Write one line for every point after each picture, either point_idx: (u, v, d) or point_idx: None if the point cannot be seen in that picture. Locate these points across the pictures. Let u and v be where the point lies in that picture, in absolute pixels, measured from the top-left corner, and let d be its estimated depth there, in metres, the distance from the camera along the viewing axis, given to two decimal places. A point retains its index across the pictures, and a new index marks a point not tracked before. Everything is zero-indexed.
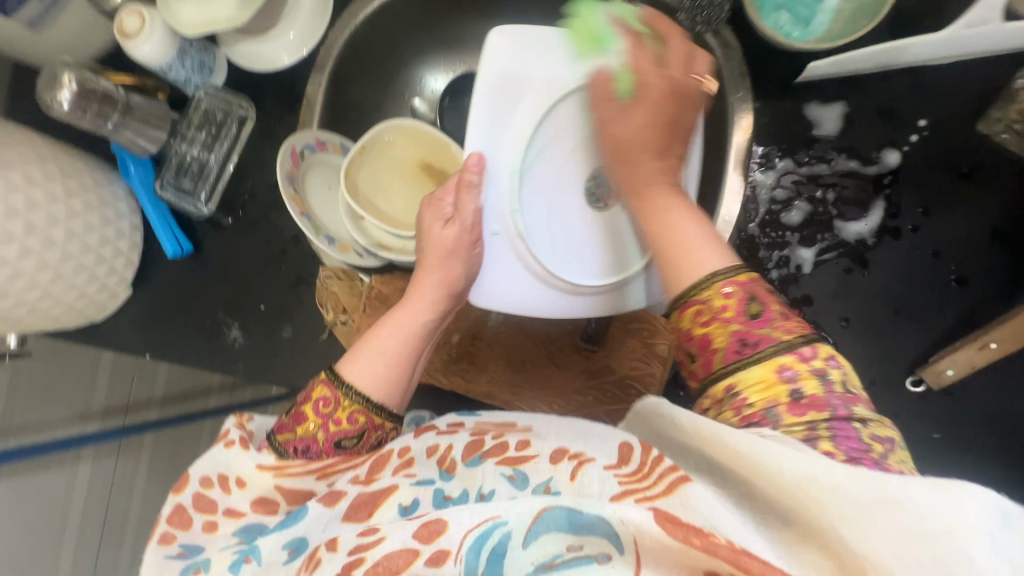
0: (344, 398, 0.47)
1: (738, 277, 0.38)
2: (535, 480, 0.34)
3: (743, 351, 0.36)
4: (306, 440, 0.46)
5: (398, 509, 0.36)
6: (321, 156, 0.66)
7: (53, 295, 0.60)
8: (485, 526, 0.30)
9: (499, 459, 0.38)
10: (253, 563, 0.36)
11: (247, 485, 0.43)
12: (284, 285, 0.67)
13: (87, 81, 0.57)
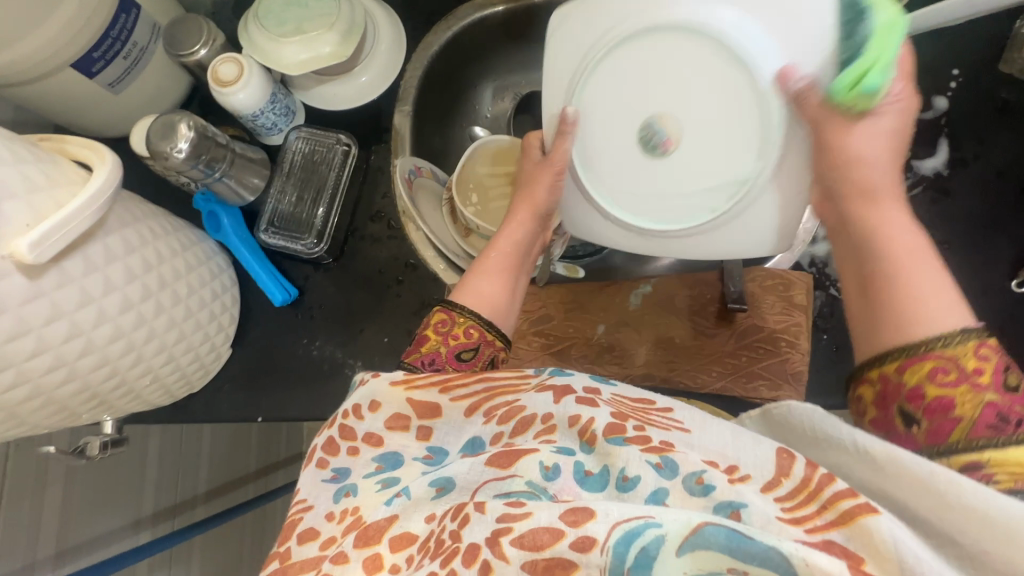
0: (458, 315, 0.49)
1: (989, 340, 0.34)
2: (688, 471, 0.32)
3: (998, 425, 0.32)
4: (431, 355, 0.48)
5: (540, 466, 0.35)
6: (422, 181, 0.67)
7: (174, 358, 0.55)
8: (635, 523, 0.29)
9: (644, 445, 0.34)
10: (402, 498, 0.37)
11: (379, 408, 0.41)
12: (405, 313, 0.65)
13: (204, 130, 0.55)
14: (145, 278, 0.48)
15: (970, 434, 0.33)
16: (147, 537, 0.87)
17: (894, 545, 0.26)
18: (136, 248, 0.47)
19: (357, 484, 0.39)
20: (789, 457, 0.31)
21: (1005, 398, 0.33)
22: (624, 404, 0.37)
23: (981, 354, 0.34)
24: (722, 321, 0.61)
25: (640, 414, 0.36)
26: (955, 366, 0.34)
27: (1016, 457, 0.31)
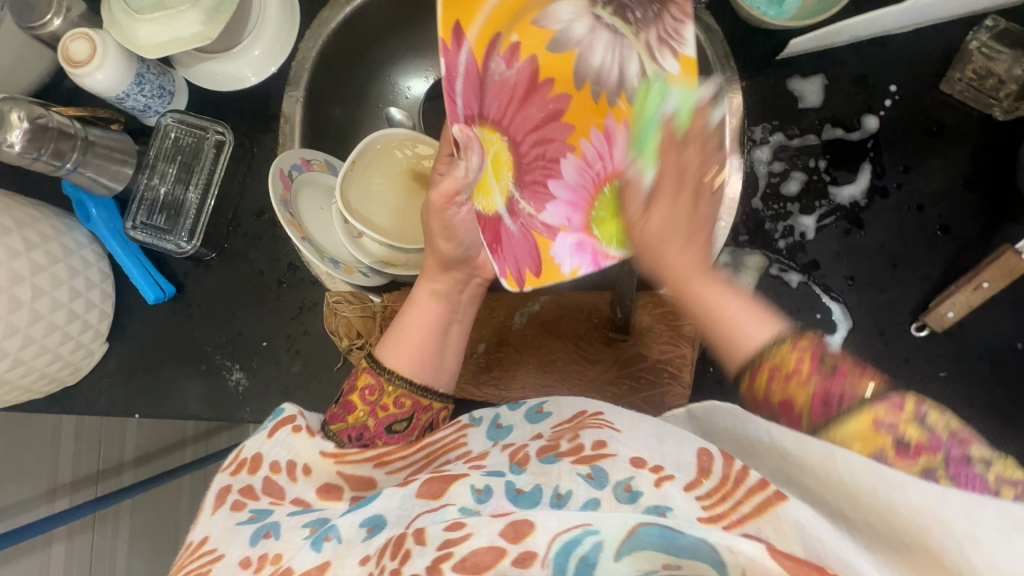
0: (386, 383, 0.52)
1: (801, 340, 0.35)
2: (616, 479, 0.35)
3: (829, 404, 0.33)
4: (358, 428, 0.51)
5: (471, 492, 0.37)
6: (309, 176, 0.63)
7: (24, 362, 0.54)
8: (576, 531, 0.31)
9: (575, 458, 0.37)
10: (332, 543, 0.38)
11: (312, 472, 0.46)
12: (285, 318, 0.63)
13: (40, 117, 0.51)
14: None
15: (813, 420, 0.34)
16: (65, 504, 0.89)
17: (800, 528, 0.29)
18: None
19: (278, 524, 0.41)
20: (709, 458, 0.34)
21: (827, 372, 0.34)
22: (562, 421, 0.43)
23: (799, 352, 0.35)
24: (608, 347, 0.59)
25: (576, 424, 0.41)
26: (783, 368, 0.35)
27: (850, 428, 0.33)
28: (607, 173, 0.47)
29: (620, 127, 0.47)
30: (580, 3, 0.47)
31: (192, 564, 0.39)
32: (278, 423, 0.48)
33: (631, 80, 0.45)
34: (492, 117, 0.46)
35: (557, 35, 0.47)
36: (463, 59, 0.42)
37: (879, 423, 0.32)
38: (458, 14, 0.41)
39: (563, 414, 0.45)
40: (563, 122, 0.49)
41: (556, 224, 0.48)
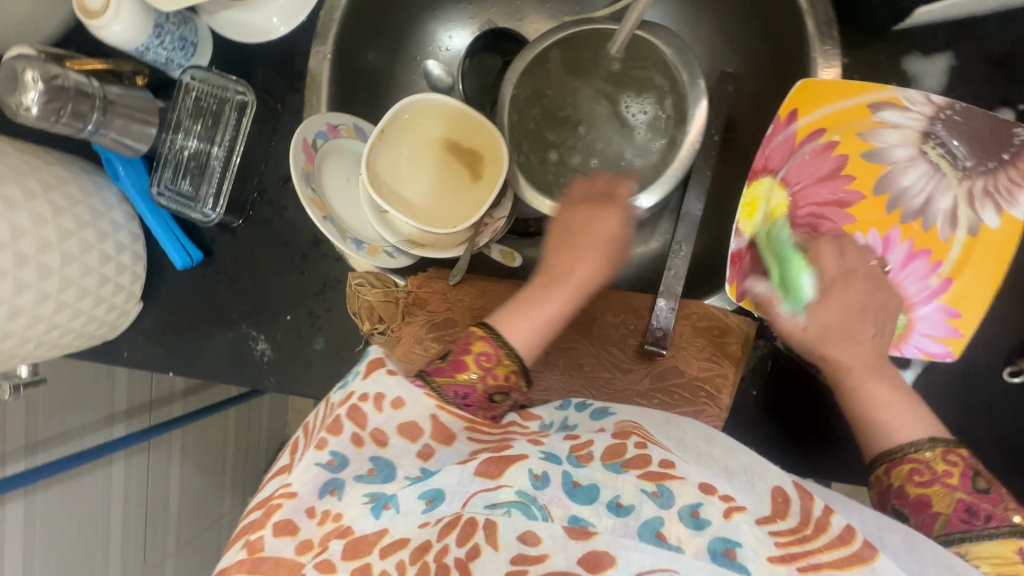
0: (504, 355, 0.46)
1: (944, 450, 0.40)
2: (682, 503, 0.32)
3: (970, 522, 0.37)
4: (466, 387, 0.44)
5: (529, 476, 0.33)
6: (337, 144, 0.59)
7: (59, 324, 0.55)
8: (657, 574, 0.29)
9: (641, 472, 0.34)
10: (392, 511, 0.33)
11: (403, 407, 0.38)
12: (309, 293, 0.61)
13: (55, 76, 0.48)
14: None
15: (947, 530, 0.38)
16: (122, 429, 0.97)
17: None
18: None
19: (345, 484, 0.33)
20: (784, 501, 0.33)
21: (971, 488, 0.39)
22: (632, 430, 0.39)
23: (949, 467, 0.39)
24: (640, 357, 0.54)
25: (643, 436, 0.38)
26: (931, 471, 0.39)
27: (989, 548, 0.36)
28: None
29: (903, 241, 0.49)
30: (913, 130, 0.48)
31: (272, 494, 0.33)
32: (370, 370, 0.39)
33: (939, 214, 0.48)
34: (783, 171, 0.50)
35: (878, 152, 0.49)
36: (783, 135, 0.50)
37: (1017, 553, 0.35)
38: (800, 102, 0.49)
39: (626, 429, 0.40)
40: (847, 211, 0.50)
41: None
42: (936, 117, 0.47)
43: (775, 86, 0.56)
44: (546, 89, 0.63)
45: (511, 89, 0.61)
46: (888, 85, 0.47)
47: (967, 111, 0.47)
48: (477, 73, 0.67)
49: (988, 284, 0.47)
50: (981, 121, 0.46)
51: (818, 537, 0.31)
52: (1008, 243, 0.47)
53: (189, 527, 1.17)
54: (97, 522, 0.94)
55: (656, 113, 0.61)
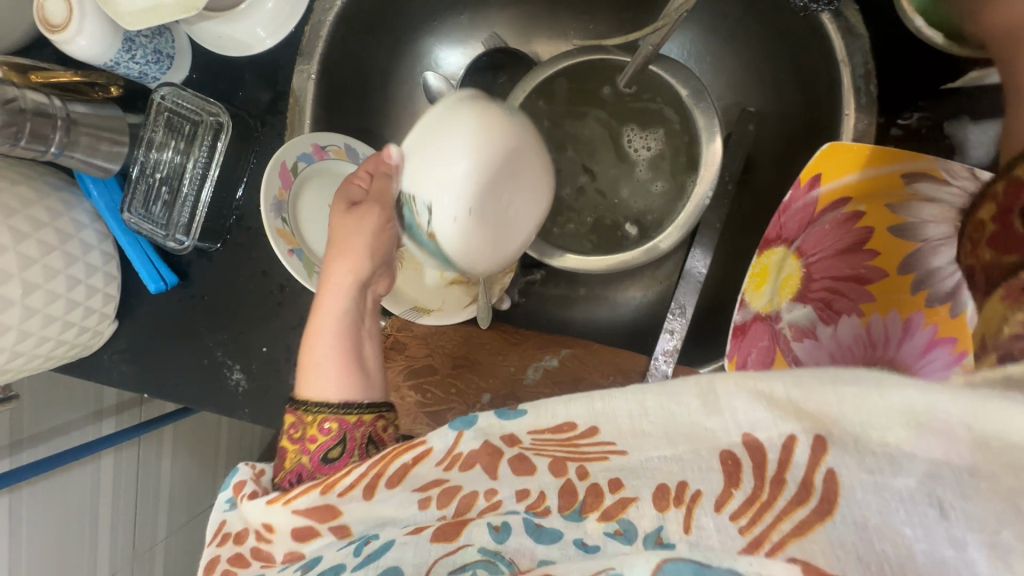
0: (308, 415, 0.43)
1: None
2: (646, 531, 0.25)
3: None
4: (295, 472, 0.41)
5: (489, 529, 0.30)
6: (321, 166, 0.56)
7: (24, 353, 0.52)
8: None
9: (598, 513, 0.27)
10: None
11: (275, 531, 0.35)
12: (286, 326, 0.58)
13: (10, 99, 0.44)
14: None
15: None
16: (112, 425, 0.96)
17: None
18: None
19: None
20: (733, 463, 0.24)
21: None
22: (548, 447, 0.29)
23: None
24: None
25: (568, 450, 0.28)
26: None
27: None
28: (885, 356, 0.45)
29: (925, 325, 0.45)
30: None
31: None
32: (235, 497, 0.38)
33: None
34: (799, 241, 0.45)
35: (906, 227, 0.44)
36: (802, 202, 0.44)
37: None
38: (825, 168, 0.42)
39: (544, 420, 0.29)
40: (865, 287, 0.45)
41: (806, 363, 0.46)
42: None
43: (800, 134, 0.51)
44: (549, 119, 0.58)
45: None
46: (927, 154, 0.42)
47: None
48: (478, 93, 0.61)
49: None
50: None
51: (795, 503, 0.22)
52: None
53: (181, 516, 1.18)
54: (85, 515, 0.95)
55: (661, 150, 0.57)
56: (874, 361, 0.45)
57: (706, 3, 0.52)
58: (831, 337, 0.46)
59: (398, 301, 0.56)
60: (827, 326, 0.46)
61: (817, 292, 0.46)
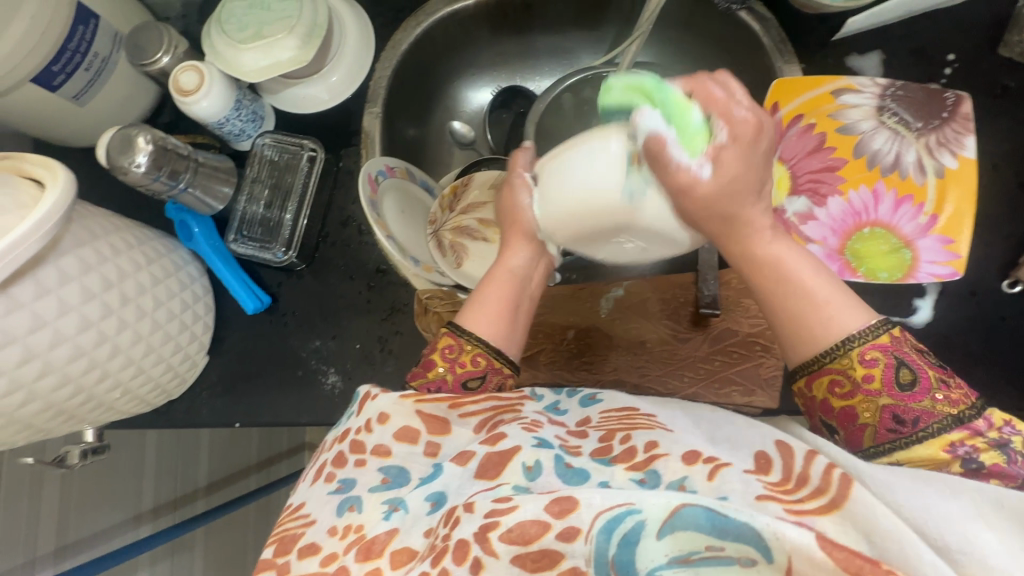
0: (465, 343, 0.51)
1: (884, 338, 0.42)
2: (669, 479, 0.36)
3: (896, 429, 0.41)
4: (436, 382, 0.50)
5: (522, 469, 0.38)
6: (393, 181, 0.67)
7: (144, 369, 0.55)
8: (619, 510, 0.32)
9: (628, 464, 0.38)
10: (400, 512, 0.39)
11: (388, 420, 0.43)
12: (377, 319, 0.65)
13: (160, 140, 0.55)
14: (104, 296, 0.49)
15: (876, 434, 0.41)
16: (148, 530, 0.91)
17: (869, 513, 0.31)
18: (93, 266, 0.48)
19: (361, 498, 0.40)
20: (768, 460, 0.36)
21: (901, 396, 0.41)
22: (612, 419, 0.43)
23: (879, 348, 0.41)
24: (695, 325, 0.60)
25: (628, 421, 0.42)
26: (853, 375, 0.42)
27: (923, 450, 0.40)
28: (870, 219, 0.59)
29: (888, 191, 0.60)
30: (870, 107, 0.60)
31: (289, 524, 0.41)
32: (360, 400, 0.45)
33: (905, 166, 0.59)
34: (779, 151, 0.61)
35: (847, 127, 0.61)
36: (770, 122, 0.61)
37: (952, 447, 0.39)
38: (778, 96, 0.61)
39: (614, 402, 0.45)
40: (837, 173, 0.61)
41: (815, 237, 0.59)
42: (885, 93, 0.60)
43: (752, 96, 0.69)
44: (561, 127, 0.74)
45: (533, 127, 0.72)
46: (841, 76, 0.60)
47: (905, 85, 0.59)
48: (498, 125, 0.78)
49: (965, 209, 0.57)
50: (920, 91, 0.59)
51: (802, 489, 0.34)
52: (972, 178, 0.57)
53: None
54: None
55: None
56: (862, 224, 0.59)
57: (659, 29, 0.73)
58: (827, 215, 0.60)
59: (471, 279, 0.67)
60: (822, 208, 0.60)
61: (804, 185, 0.61)
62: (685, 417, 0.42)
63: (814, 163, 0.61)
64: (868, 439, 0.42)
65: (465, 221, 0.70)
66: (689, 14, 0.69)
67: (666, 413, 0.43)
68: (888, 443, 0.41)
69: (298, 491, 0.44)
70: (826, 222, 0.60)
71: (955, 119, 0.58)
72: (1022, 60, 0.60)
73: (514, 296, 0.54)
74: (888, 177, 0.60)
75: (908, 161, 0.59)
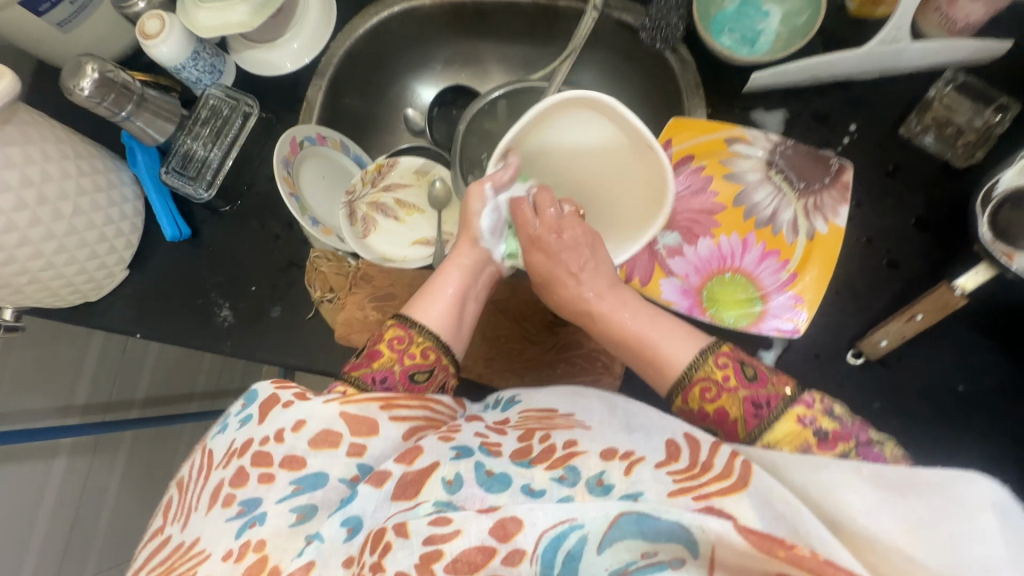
0: (416, 335, 0.55)
1: (723, 347, 0.48)
2: (587, 476, 0.42)
3: (759, 413, 0.44)
4: (383, 372, 0.52)
5: (443, 484, 0.42)
6: (320, 150, 0.73)
7: (55, 265, 0.63)
8: (563, 526, 0.38)
9: (547, 463, 0.44)
10: (315, 545, 0.41)
11: (303, 426, 0.46)
12: (275, 269, 0.71)
13: (108, 71, 0.63)
14: (21, 192, 0.57)
15: (748, 430, 0.45)
16: (74, 422, 1.00)
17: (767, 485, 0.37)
18: (16, 164, 0.56)
19: (264, 514, 0.43)
20: (677, 447, 0.42)
21: (752, 387, 0.45)
22: (531, 419, 0.50)
23: (720, 363, 0.47)
24: (548, 330, 0.64)
25: (547, 424, 0.49)
26: (718, 382, 0.46)
27: (781, 428, 0.44)
28: (733, 265, 0.62)
29: (757, 242, 0.62)
30: (759, 160, 0.63)
31: (179, 566, 0.41)
32: (262, 410, 0.47)
33: (778, 223, 0.62)
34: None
35: (733, 175, 0.63)
36: None
37: (800, 420, 0.43)
38: (673, 134, 0.63)
39: (533, 405, 0.52)
40: (714, 217, 0.63)
41: (677, 272, 0.62)
42: (775, 150, 0.61)
43: None
44: (492, 130, 0.79)
45: (465, 126, 0.76)
46: (736, 125, 0.62)
47: (796, 145, 0.61)
48: (444, 120, 0.83)
49: (823, 275, 0.58)
50: (808, 154, 0.60)
51: (706, 474, 0.39)
52: (836, 245, 0.58)
53: (113, 551, 1.13)
54: (24, 518, 0.94)
55: None
56: (724, 269, 0.62)
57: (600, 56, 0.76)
58: (694, 254, 0.63)
59: (368, 249, 0.72)
60: (691, 246, 0.63)
61: (678, 222, 0.63)
62: (601, 407, 0.48)
63: (693, 202, 0.64)
64: (743, 431, 0.45)
65: (383, 198, 0.76)
66: (625, 46, 0.72)
67: (580, 407, 0.49)
68: (757, 429, 0.44)
69: (190, 526, 0.44)
70: (692, 260, 0.62)
71: (835, 187, 0.59)
72: (919, 143, 0.61)
73: (464, 288, 0.58)
74: (761, 230, 0.62)
75: (784, 217, 0.62)
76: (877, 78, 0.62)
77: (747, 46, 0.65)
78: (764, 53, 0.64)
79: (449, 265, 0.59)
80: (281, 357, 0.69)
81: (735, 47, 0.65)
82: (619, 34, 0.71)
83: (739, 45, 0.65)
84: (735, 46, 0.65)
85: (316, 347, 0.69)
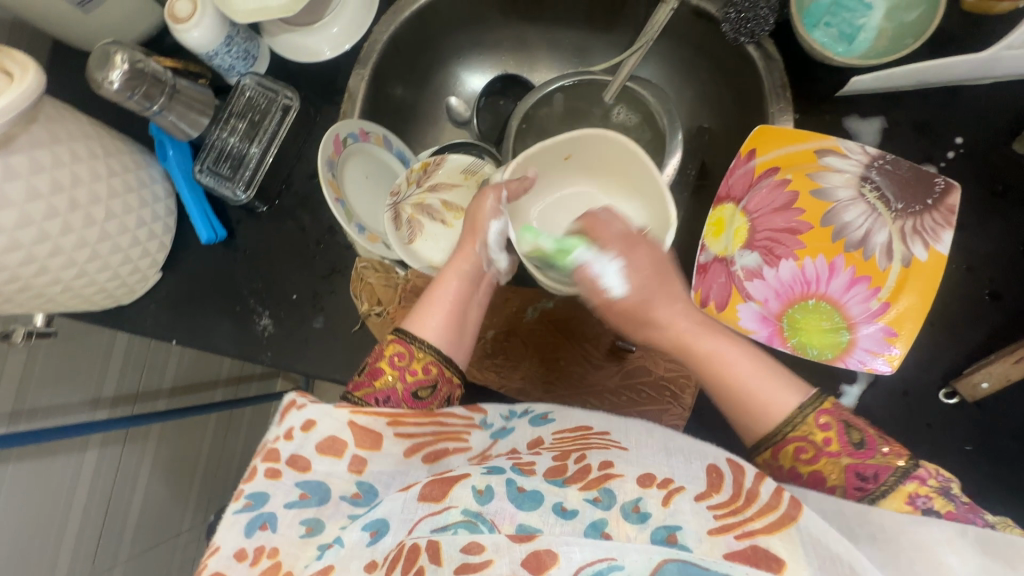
0: (416, 350, 0.51)
1: (823, 405, 0.43)
2: (623, 500, 0.37)
3: (863, 487, 0.42)
4: (385, 392, 0.50)
5: (473, 494, 0.38)
6: (363, 147, 0.67)
7: (87, 273, 0.60)
8: (601, 564, 0.33)
9: (581, 484, 0.39)
10: (335, 550, 0.38)
11: (314, 427, 0.44)
12: (316, 276, 0.67)
13: (137, 61, 0.58)
14: (51, 199, 0.53)
15: (850, 497, 0.42)
16: (104, 415, 0.98)
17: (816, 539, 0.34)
18: (45, 168, 0.52)
19: (275, 516, 0.40)
20: (719, 475, 0.39)
21: (855, 453, 0.42)
22: (566, 441, 0.45)
23: (823, 425, 0.43)
24: (612, 355, 0.60)
25: (582, 440, 0.44)
26: (814, 443, 0.43)
27: (890, 503, 0.41)
28: (818, 291, 0.57)
29: (846, 267, 0.57)
30: (852, 175, 0.57)
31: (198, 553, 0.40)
32: (282, 410, 0.45)
33: (871, 246, 0.56)
34: (745, 200, 0.59)
35: (822, 191, 0.58)
36: (744, 169, 0.59)
37: (913, 497, 0.40)
38: (759, 144, 0.58)
39: (566, 423, 0.47)
40: (797, 237, 0.58)
41: (756, 297, 0.58)
42: (871, 165, 0.56)
43: (744, 135, 0.66)
44: (545, 125, 0.73)
45: (519, 121, 0.69)
46: (830, 135, 0.56)
47: (897, 159, 0.55)
48: (491, 112, 0.77)
49: (921, 305, 0.53)
50: (911, 171, 0.55)
51: (751, 507, 0.36)
52: (937, 275, 0.53)
53: (145, 537, 1.14)
54: (59, 510, 0.94)
55: None
56: (809, 295, 0.57)
57: (667, 47, 0.69)
58: (775, 276, 0.58)
59: (417, 258, 0.69)
60: (771, 268, 0.58)
61: (758, 242, 0.59)
62: (638, 424, 0.44)
63: (778, 221, 0.58)
64: (841, 497, 0.43)
65: (428, 200, 0.71)
66: (699, 36, 0.65)
67: (618, 428, 0.45)
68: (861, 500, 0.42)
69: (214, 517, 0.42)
70: (773, 282, 0.58)
71: (939, 209, 0.54)
72: None
73: (464, 297, 0.55)
74: (851, 253, 0.57)
75: (879, 240, 0.56)
76: (990, 84, 0.56)
77: (841, 46, 0.58)
78: (860, 54, 0.58)
79: (446, 273, 0.55)
80: (325, 371, 0.66)
81: (830, 46, 0.58)
82: (696, 23, 0.64)
83: (834, 45, 0.58)
84: (829, 46, 0.58)
85: (361, 362, 0.65)
